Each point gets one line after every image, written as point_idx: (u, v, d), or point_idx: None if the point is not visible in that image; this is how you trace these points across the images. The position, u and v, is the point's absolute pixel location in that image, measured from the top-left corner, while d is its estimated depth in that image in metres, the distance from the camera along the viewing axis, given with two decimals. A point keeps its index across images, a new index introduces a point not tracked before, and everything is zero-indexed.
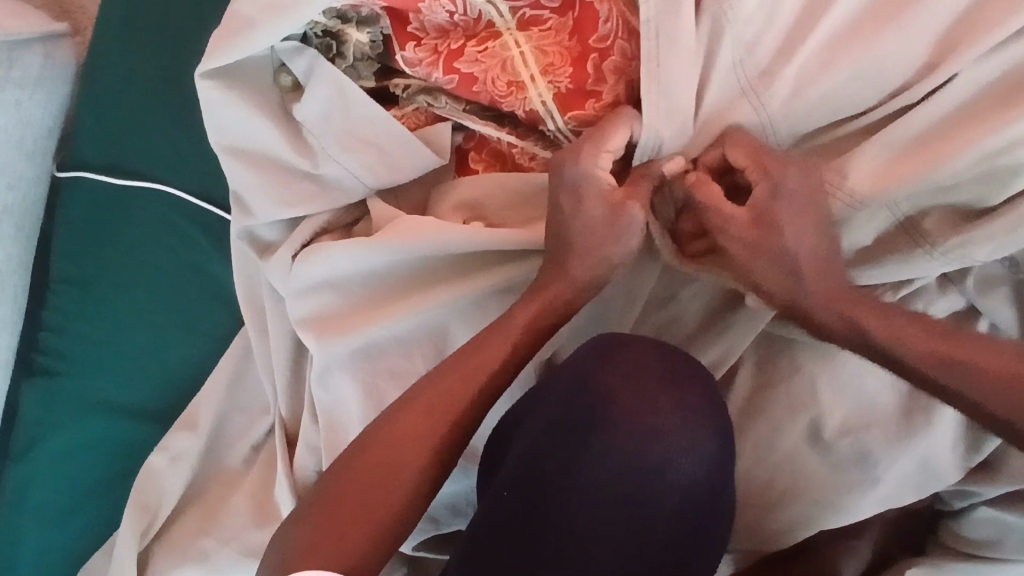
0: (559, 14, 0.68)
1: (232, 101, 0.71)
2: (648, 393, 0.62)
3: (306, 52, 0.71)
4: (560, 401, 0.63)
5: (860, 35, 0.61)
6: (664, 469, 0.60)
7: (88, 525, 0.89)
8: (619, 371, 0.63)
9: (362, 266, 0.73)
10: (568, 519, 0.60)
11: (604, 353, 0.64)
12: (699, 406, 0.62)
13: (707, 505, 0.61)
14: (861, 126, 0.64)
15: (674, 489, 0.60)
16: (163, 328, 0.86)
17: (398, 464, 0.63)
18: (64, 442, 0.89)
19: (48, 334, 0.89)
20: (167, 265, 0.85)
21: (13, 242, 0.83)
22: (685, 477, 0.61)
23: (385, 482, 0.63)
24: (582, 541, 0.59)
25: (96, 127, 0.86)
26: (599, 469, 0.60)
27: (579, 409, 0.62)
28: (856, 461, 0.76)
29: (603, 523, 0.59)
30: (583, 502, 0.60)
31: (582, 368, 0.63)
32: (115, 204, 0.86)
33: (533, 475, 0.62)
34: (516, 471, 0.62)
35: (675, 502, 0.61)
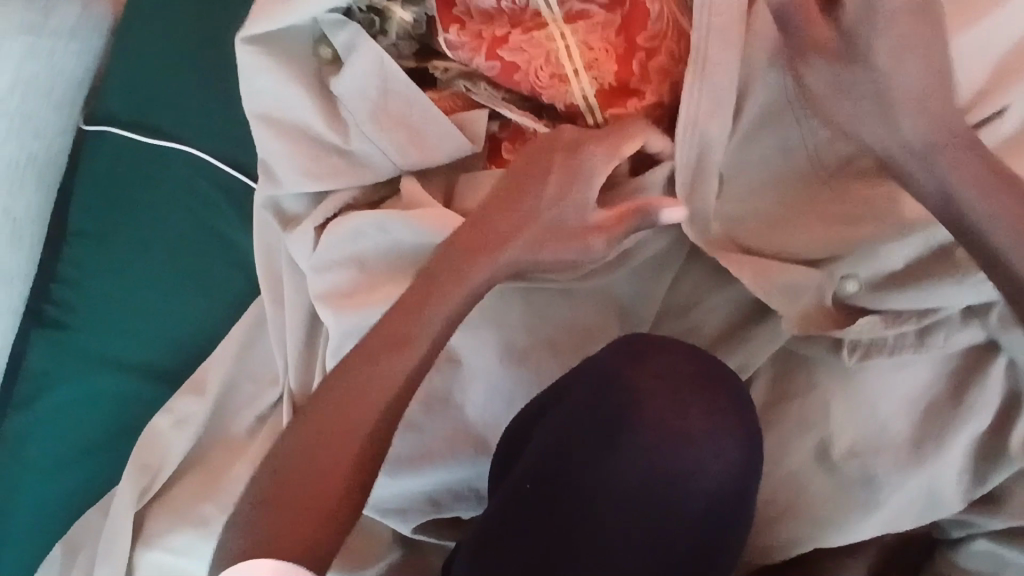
0: (607, 9, 0.67)
1: (269, 67, 0.71)
2: (676, 400, 0.63)
3: (348, 25, 0.71)
4: (588, 402, 0.64)
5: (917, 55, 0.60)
6: (690, 476, 0.62)
7: (86, 481, 0.89)
8: (646, 377, 0.63)
9: (383, 244, 0.73)
10: (592, 515, 0.63)
11: (635, 358, 0.64)
12: (728, 415, 0.62)
13: (732, 509, 0.63)
14: None
15: (699, 493, 0.62)
16: (177, 290, 0.86)
17: (348, 434, 0.66)
18: (69, 396, 0.89)
19: (61, 287, 0.88)
20: (187, 227, 0.85)
21: (36, 191, 0.83)
22: (711, 482, 0.62)
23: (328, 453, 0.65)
24: (604, 536, 0.62)
25: (124, 80, 0.84)
26: (623, 471, 0.63)
27: (607, 412, 0.63)
28: (863, 482, 0.76)
29: (626, 522, 0.63)
30: (606, 501, 0.63)
31: (612, 372, 0.64)
32: (141, 162, 0.85)
33: (559, 471, 0.64)
34: (543, 466, 0.65)
35: (701, 506, 0.62)
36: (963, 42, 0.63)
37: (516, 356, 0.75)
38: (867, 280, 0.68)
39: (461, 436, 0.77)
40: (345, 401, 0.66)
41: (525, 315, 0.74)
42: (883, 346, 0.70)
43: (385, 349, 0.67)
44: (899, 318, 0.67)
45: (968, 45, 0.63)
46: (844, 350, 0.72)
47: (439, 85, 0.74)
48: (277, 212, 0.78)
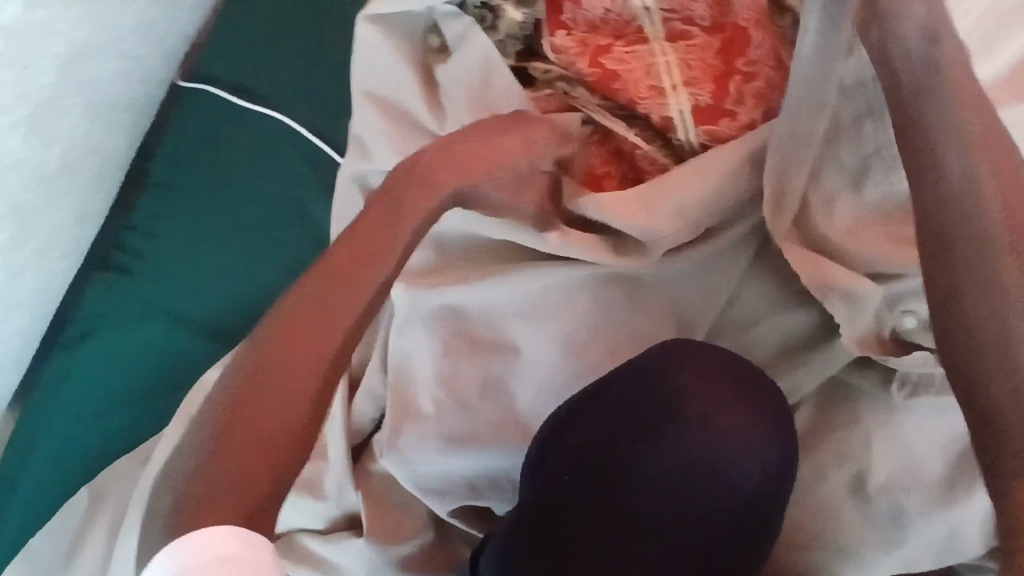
0: (708, 32, 0.71)
1: (383, 45, 0.74)
2: (718, 400, 0.65)
3: (463, 18, 0.74)
4: (631, 396, 0.66)
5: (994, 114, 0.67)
6: (729, 472, 0.64)
7: (115, 430, 0.87)
8: (693, 373, 0.65)
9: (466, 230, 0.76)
10: (629, 507, 0.64)
11: (679, 357, 0.66)
12: (768, 419, 0.64)
13: (767, 509, 0.64)
14: None
15: (736, 491, 0.64)
16: (245, 249, 0.88)
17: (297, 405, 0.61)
18: (114, 342, 0.88)
19: (132, 234, 0.90)
20: (265, 190, 0.87)
21: (128, 134, 0.84)
22: (748, 481, 0.64)
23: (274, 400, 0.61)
24: (639, 527, 0.64)
25: (232, 45, 0.89)
26: (663, 463, 0.65)
27: (650, 406, 0.65)
28: (891, 517, 0.76)
29: (663, 514, 0.64)
30: (644, 494, 0.65)
31: (656, 369, 0.65)
32: (233, 123, 0.88)
33: (598, 461, 0.66)
34: (582, 455, 0.66)
35: (737, 504, 0.64)
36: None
37: (573, 350, 0.75)
38: None
39: (508, 427, 0.76)
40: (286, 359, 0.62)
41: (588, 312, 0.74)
42: (931, 385, 0.74)
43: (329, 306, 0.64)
44: None
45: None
46: (893, 385, 0.75)
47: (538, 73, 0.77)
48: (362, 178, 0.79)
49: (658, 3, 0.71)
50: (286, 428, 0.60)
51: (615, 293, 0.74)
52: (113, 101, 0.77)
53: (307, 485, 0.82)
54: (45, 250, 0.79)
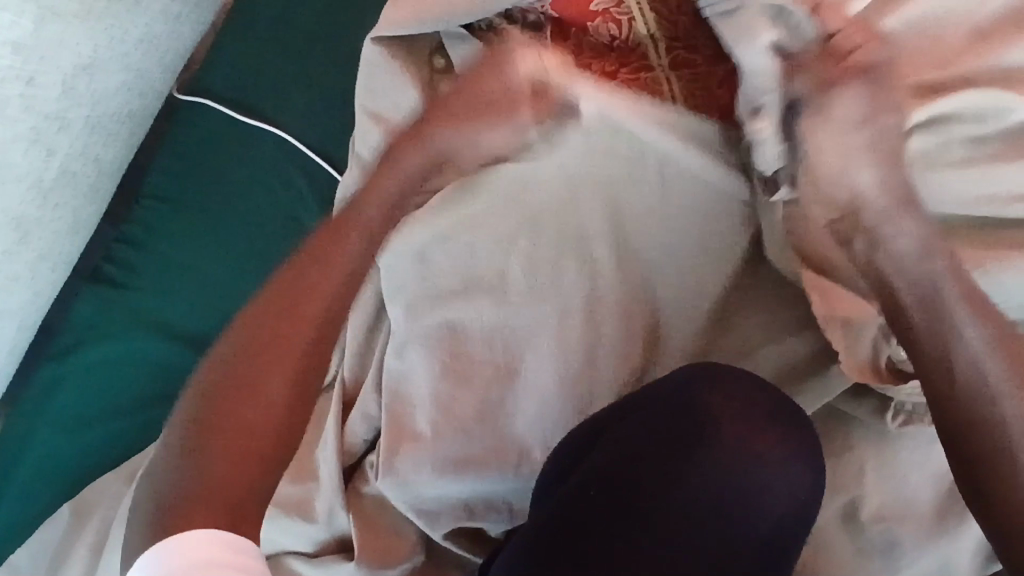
0: (711, 62, 0.71)
1: (393, 67, 0.75)
2: (755, 421, 0.61)
3: (469, 42, 0.74)
4: (665, 415, 0.63)
5: None
6: (762, 496, 0.60)
7: (101, 444, 0.86)
8: (730, 394, 0.62)
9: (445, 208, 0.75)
10: (660, 528, 0.59)
11: (716, 376, 0.63)
12: (802, 443, 0.61)
13: (793, 538, 0.61)
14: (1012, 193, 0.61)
15: (767, 517, 0.60)
16: (238, 264, 0.86)
17: (273, 386, 0.68)
18: (104, 354, 0.87)
19: (123, 247, 0.89)
20: (262, 205, 0.86)
21: (124, 148, 0.82)
22: (779, 506, 0.60)
23: (256, 373, 0.68)
24: (672, 551, 0.58)
25: (233, 60, 0.88)
26: (698, 485, 0.60)
27: (685, 425, 0.62)
28: (885, 549, 0.76)
29: (695, 540, 0.59)
30: (677, 517, 0.60)
31: (691, 387, 0.63)
32: (232, 139, 0.88)
33: (626, 480, 0.61)
34: (609, 473, 0.61)
35: (766, 530, 0.60)
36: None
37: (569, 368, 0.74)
38: None
39: (504, 450, 0.73)
40: (259, 348, 0.69)
41: (584, 340, 0.73)
42: (925, 416, 0.75)
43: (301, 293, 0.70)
44: None
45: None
46: (888, 413, 0.76)
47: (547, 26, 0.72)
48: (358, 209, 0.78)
49: (663, 32, 0.71)
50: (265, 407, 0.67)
51: (614, 310, 0.73)
52: (115, 115, 0.76)
53: (297, 506, 0.80)
54: (37, 263, 0.77)
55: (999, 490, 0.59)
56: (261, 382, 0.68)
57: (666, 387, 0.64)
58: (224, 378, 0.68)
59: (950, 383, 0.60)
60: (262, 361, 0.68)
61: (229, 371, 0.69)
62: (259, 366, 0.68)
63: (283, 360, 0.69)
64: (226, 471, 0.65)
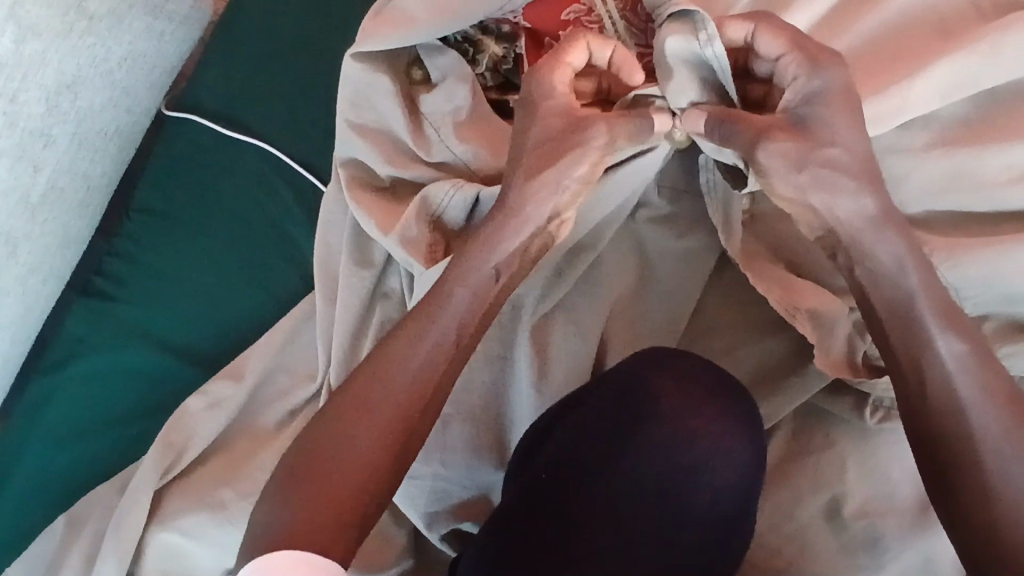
0: None
1: (375, 79, 0.76)
2: (692, 402, 0.67)
3: (448, 52, 0.76)
4: (611, 401, 0.69)
5: (970, 142, 0.67)
6: (700, 469, 0.65)
7: (95, 455, 0.87)
8: (669, 378, 0.68)
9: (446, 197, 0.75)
10: (604, 504, 0.66)
11: (658, 362, 0.69)
12: (739, 418, 0.67)
13: (736, 509, 0.66)
14: (990, 174, 0.67)
15: (707, 490, 0.65)
16: (227, 276, 0.88)
17: (348, 466, 0.63)
18: (96, 366, 0.88)
19: (113, 260, 0.90)
20: (249, 218, 0.88)
21: (113, 162, 0.83)
22: (719, 479, 0.66)
23: (365, 426, 0.64)
24: (616, 524, 0.65)
25: (218, 75, 0.90)
26: (640, 464, 0.66)
27: (628, 408, 0.68)
28: (868, 544, 0.77)
29: (638, 513, 0.65)
30: (621, 493, 0.66)
31: (633, 372, 0.69)
32: (220, 153, 0.89)
33: (576, 461, 0.68)
34: (560, 455, 0.68)
35: (706, 502, 0.65)
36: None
37: (548, 367, 0.77)
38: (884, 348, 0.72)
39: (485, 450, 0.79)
40: (338, 418, 0.64)
41: (566, 337, 0.77)
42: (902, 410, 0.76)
43: (378, 375, 0.65)
44: None
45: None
46: (866, 409, 0.77)
47: (574, 40, 0.64)
48: (354, 223, 0.81)
49: (634, 40, 0.73)
50: (366, 462, 0.63)
51: (597, 309, 0.77)
52: (101, 131, 0.78)
53: None
54: (27, 276, 0.79)
55: (987, 512, 0.58)
56: (347, 449, 0.63)
57: (612, 376, 0.70)
58: (307, 449, 0.64)
59: (936, 407, 0.61)
60: (363, 406, 0.65)
61: (317, 436, 0.64)
62: (359, 413, 0.64)
63: (366, 433, 0.64)
64: (307, 512, 0.61)
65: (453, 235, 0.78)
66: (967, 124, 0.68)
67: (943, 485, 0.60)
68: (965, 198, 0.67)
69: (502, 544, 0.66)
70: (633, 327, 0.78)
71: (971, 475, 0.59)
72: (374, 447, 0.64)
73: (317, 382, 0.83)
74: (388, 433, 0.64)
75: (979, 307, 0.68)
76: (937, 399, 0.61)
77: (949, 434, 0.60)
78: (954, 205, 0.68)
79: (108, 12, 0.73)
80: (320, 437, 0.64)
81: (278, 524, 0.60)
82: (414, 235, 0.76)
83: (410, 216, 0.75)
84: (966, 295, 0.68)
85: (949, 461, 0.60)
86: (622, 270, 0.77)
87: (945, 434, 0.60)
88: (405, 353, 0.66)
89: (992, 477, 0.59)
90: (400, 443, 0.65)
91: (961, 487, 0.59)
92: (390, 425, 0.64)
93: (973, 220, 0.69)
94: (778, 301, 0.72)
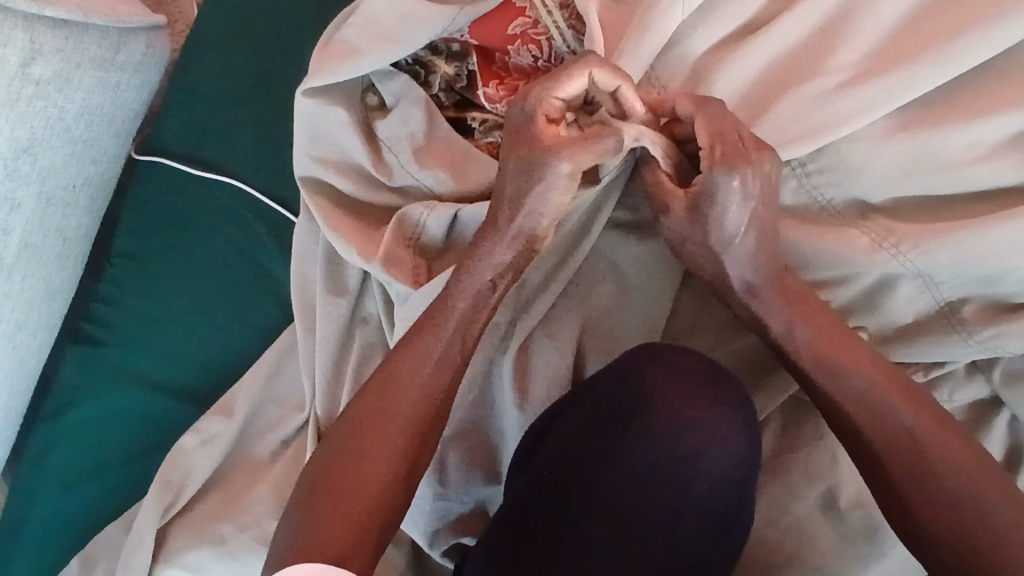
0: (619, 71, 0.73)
1: (330, 110, 0.76)
2: (687, 390, 0.66)
3: (399, 76, 0.76)
4: (608, 395, 0.68)
5: (934, 123, 0.65)
6: (698, 457, 0.64)
7: (102, 498, 0.90)
8: (663, 370, 0.67)
9: (430, 225, 0.75)
10: (609, 499, 0.64)
11: (652, 354, 0.68)
12: (733, 403, 0.66)
13: (736, 493, 0.65)
14: (957, 155, 0.64)
15: (705, 476, 0.64)
16: (206, 314, 0.89)
17: (365, 477, 0.63)
18: (90, 411, 0.90)
19: (100, 305, 0.92)
20: (222, 252, 0.88)
21: (85, 213, 0.85)
22: (716, 466, 0.65)
23: (384, 442, 0.65)
24: (620, 518, 0.63)
25: (181, 117, 0.91)
26: (639, 456, 0.65)
27: (626, 401, 0.67)
28: (866, 533, 0.75)
29: (641, 506, 0.64)
30: (624, 486, 0.65)
31: (626, 364, 0.68)
32: (191, 193, 0.90)
33: (577, 458, 0.67)
34: (562, 453, 0.67)
35: (706, 489, 0.64)
36: (989, 124, 0.63)
37: (529, 382, 0.77)
38: (877, 333, 0.71)
39: (474, 465, 0.80)
40: (354, 429, 0.65)
41: (546, 353, 0.77)
42: None
43: (387, 396, 0.66)
44: (909, 369, 0.71)
45: (997, 128, 0.63)
46: None
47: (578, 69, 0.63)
48: (327, 249, 0.81)
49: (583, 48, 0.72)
50: (381, 479, 0.64)
51: (570, 320, 0.77)
52: (67, 186, 0.80)
53: None
54: (16, 331, 0.82)
55: (926, 505, 0.60)
56: (364, 466, 0.64)
57: (609, 370, 0.69)
58: (320, 468, 0.64)
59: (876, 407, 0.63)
60: (381, 428, 0.65)
61: (335, 450, 0.65)
62: (379, 433, 0.65)
63: (383, 453, 0.65)
64: (329, 526, 0.61)
65: (433, 253, 0.77)
66: (929, 103, 0.65)
67: (884, 487, 0.63)
68: (930, 184, 0.65)
69: (506, 552, 0.64)
70: (610, 335, 0.77)
71: (911, 466, 0.61)
72: (390, 464, 0.65)
73: (304, 414, 0.84)
74: (399, 445, 0.65)
75: (953, 290, 0.67)
76: (872, 423, 0.63)
77: (898, 434, 0.62)
78: (925, 190, 0.66)
79: (54, 74, 0.73)
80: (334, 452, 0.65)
81: (297, 538, 0.60)
82: (394, 259, 0.75)
83: (390, 240, 0.75)
84: (941, 279, 0.66)
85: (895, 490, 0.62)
86: (596, 284, 0.77)
87: (888, 449, 0.62)
88: (408, 377, 0.67)
89: (928, 466, 0.61)
90: (413, 453, 0.66)
91: (897, 476, 0.62)
92: (400, 446, 0.65)
93: (943, 203, 0.67)
94: None
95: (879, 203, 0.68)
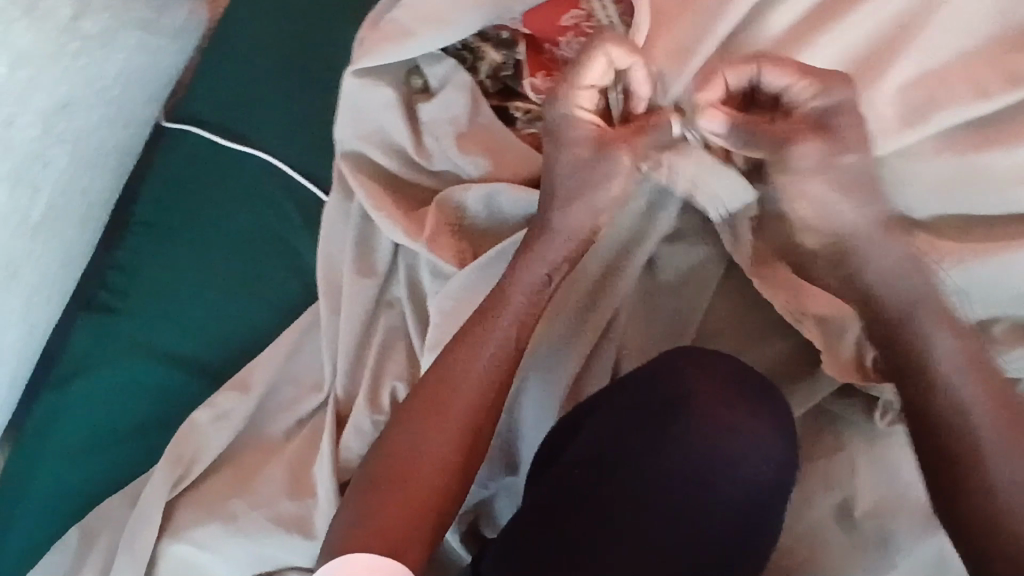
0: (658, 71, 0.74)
1: (375, 92, 0.75)
2: (722, 396, 0.65)
3: (446, 60, 0.75)
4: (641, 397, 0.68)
5: (974, 144, 0.66)
6: (731, 463, 0.63)
7: (107, 468, 0.88)
8: (698, 376, 0.67)
9: (474, 208, 0.75)
10: (638, 503, 0.64)
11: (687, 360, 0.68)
12: (767, 411, 0.65)
13: (767, 500, 0.64)
14: (998, 176, 0.65)
15: (737, 483, 0.63)
16: (227, 287, 0.87)
17: (422, 467, 0.64)
18: (100, 380, 0.89)
19: (117, 274, 0.91)
20: (247, 226, 0.87)
21: (112, 177, 0.83)
22: (749, 474, 0.64)
23: (439, 432, 0.66)
24: (647, 521, 0.63)
25: (212, 89, 0.90)
26: (671, 460, 0.64)
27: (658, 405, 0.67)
28: (878, 543, 0.75)
29: (669, 510, 0.63)
30: (653, 489, 0.64)
31: (661, 368, 0.68)
32: (218, 164, 0.89)
33: (607, 459, 0.66)
34: (591, 454, 0.67)
35: (737, 496, 0.63)
36: None
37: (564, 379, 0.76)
38: None
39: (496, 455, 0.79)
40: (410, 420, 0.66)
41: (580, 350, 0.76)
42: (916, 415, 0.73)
43: (442, 388, 0.67)
44: None
45: None
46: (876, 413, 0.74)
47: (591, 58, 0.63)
48: (358, 230, 0.80)
49: None
50: (435, 468, 0.64)
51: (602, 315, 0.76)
52: (99, 148, 0.79)
53: (296, 522, 0.79)
54: (34, 294, 0.80)
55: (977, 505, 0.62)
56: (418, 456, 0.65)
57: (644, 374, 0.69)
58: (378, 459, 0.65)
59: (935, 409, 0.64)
60: (436, 417, 0.66)
61: (391, 441, 0.66)
62: (434, 422, 0.66)
63: (438, 442, 0.65)
64: (385, 515, 0.61)
65: (480, 235, 0.77)
66: (970, 125, 0.67)
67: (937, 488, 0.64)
68: (970, 203, 0.67)
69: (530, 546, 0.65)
70: (643, 335, 0.77)
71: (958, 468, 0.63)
72: (445, 454, 0.65)
73: (323, 395, 0.83)
74: (456, 436, 0.66)
75: (983, 307, 0.68)
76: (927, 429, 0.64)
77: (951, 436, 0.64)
78: (965, 208, 0.67)
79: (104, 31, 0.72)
80: (391, 450, 0.65)
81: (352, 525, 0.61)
82: (440, 240, 0.75)
83: (433, 220, 0.75)
84: (974, 296, 0.67)
85: (959, 508, 0.62)
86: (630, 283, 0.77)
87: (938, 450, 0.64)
88: (466, 369, 0.68)
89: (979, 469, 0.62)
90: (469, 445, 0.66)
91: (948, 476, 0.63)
92: (456, 436, 0.66)
93: (979, 223, 0.68)
94: (785, 306, 0.71)
95: (919, 219, 0.68)
